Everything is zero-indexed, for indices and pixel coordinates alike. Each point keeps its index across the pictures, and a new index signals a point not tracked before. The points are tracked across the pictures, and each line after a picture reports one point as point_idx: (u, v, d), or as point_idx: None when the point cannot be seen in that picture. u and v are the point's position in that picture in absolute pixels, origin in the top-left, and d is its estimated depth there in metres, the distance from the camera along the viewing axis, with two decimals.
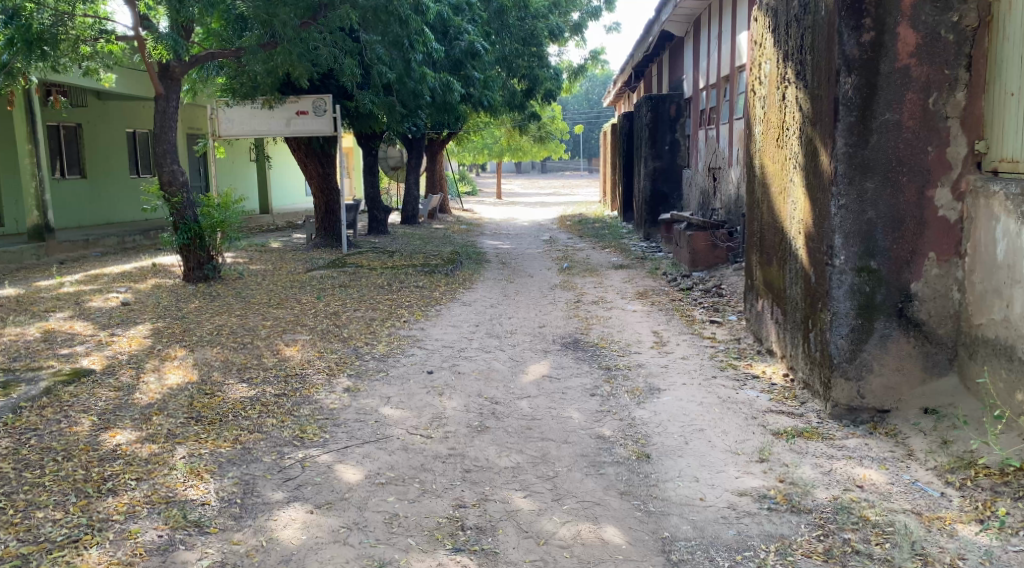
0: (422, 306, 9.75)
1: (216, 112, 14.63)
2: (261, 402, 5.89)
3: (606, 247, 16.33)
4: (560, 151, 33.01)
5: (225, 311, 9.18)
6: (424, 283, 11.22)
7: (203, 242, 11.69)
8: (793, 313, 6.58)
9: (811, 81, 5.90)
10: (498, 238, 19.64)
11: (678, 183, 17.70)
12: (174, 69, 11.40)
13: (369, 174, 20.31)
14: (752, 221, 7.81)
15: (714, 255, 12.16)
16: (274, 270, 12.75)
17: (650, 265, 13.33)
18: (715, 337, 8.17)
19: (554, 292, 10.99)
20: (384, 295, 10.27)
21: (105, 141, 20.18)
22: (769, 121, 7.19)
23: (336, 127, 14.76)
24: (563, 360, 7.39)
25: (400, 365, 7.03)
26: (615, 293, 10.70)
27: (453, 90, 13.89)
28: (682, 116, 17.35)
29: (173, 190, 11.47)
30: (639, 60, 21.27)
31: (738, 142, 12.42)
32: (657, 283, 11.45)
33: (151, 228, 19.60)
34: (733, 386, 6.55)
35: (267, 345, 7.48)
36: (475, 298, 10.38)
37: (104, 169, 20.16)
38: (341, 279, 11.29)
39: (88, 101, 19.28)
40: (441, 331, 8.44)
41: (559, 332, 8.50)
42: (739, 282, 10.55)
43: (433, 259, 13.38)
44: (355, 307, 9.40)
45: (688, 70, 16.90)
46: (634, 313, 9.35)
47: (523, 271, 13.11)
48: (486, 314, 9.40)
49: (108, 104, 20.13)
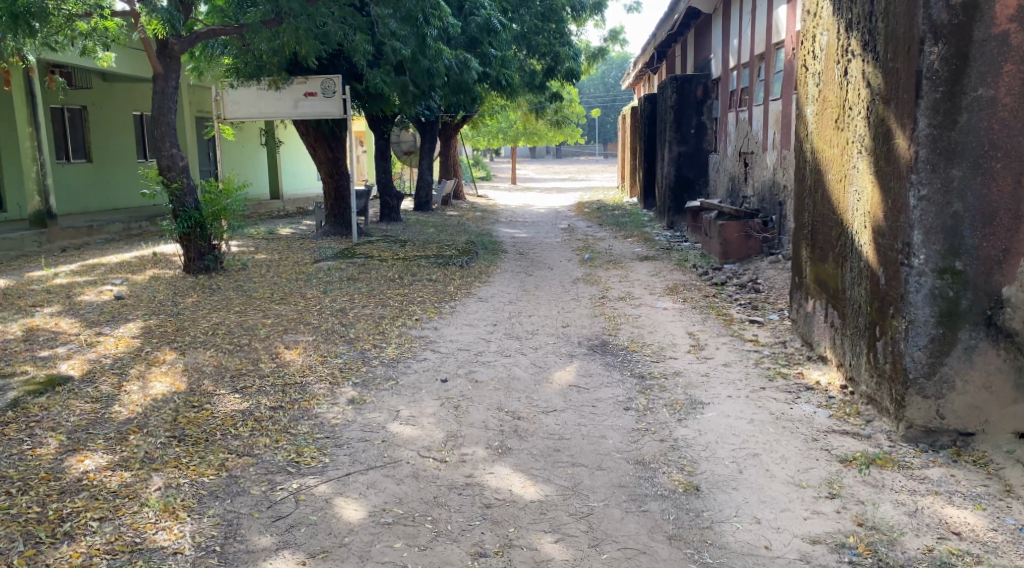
0: (436, 302, 9.04)
1: (222, 92, 14.12)
2: (254, 417, 5.19)
3: (629, 237, 15.56)
4: (576, 135, 32.20)
5: (224, 307, 8.47)
6: (438, 276, 10.51)
7: (205, 231, 11.00)
8: (853, 317, 5.85)
9: (883, 53, 5.20)
10: (515, 226, 18.93)
11: (704, 169, 16.91)
12: (173, 46, 10.73)
13: (381, 159, 19.59)
14: (801, 213, 7.08)
15: (747, 247, 11.40)
16: (280, 260, 12.08)
17: (678, 257, 12.56)
18: (757, 339, 7.43)
19: (577, 286, 10.24)
20: (396, 290, 9.57)
21: (111, 123, 19.50)
22: (824, 100, 6.49)
23: (346, 110, 14.04)
24: (591, 367, 6.65)
25: (411, 372, 6.33)
26: (643, 288, 9.96)
27: (471, 68, 13.19)
28: (709, 98, 16.57)
29: (173, 176, 10.79)
30: (662, 41, 20.51)
31: (774, 124, 11.67)
32: (687, 276, 10.71)
33: (157, 214, 18.96)
34: (785, 400, 5.82)
35: (266, 349, 6.77)
36: (493, 294, 9.67)
37: (110, 154, 19.50)
38: (350, 272, 10.61)
39: (93, 82, 18.62)
40: (456, 332, 7.73)
41: (585, 333, 7.76)
42: (777, 277, 9.80)
43: (446, 249, 12.67)
44: (363, 304, 8.69)
45: (716, 49, 16.12)
46: (666, 312, 8.61)
47: (543, 263, 12.36)
48: (505, 312, 8.67)
49: (113, 85, 19.42)
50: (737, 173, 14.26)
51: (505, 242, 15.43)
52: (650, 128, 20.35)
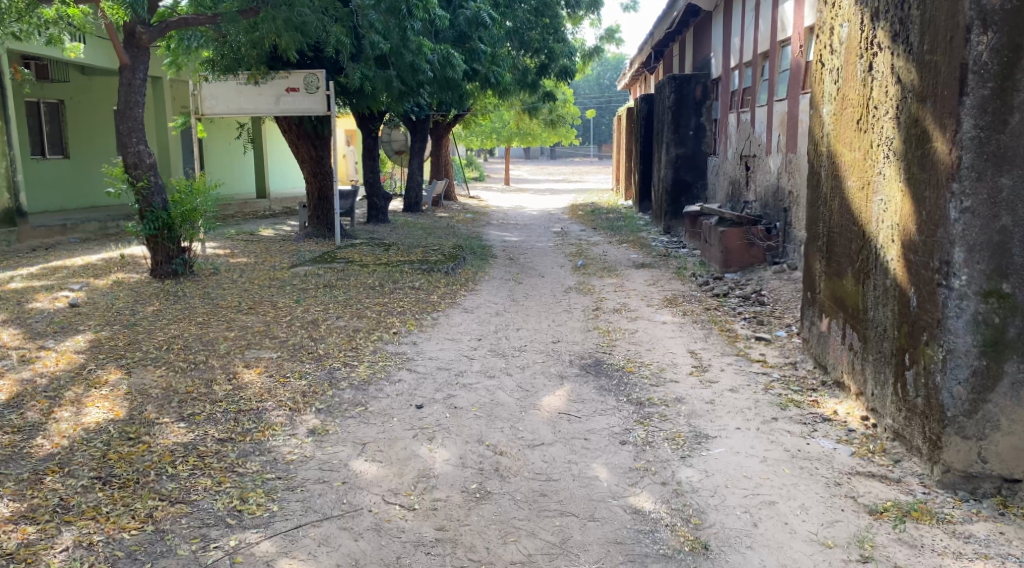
0: (417, 313, 8.41)
1: (199, 88, 13.35)
2: (197, 453, 4.54)
3: (624, 242, 14.92)
4: (571, 135, 31.58)
5: (185, 318, 7.80)
6: (422, 284, 9.85)
7: (173, 234, 10.33)
8: (877, 341, 5.23)
9: (918, 45, 4.59)
10: (506, 229, 18.30)
11: (703, 172, 16.31)
12: (140, 36, 10.09)
13: (369, 158, 18.93)
14: (816, 223, 6.47)
15: (750, 255, 10.79)
16: (255, 265, 11.42)
17: (676, 264, 11.94)
18: (765, 360, 6.80)
19: (569, 296, 9.59)
20: (375, 300, 8.90)
21: (89, 118, 18.78)
22: (844, 98, 5.88)
23: (329, 107, 13.44)
24: (584, 390, 6.01)
25: (383, 396, 5.68)
26: (640, 299, 9.33)
27: (455, 64, 12.45)
28: (709, 99, 15.95)
29: (139, 173, 10.13)
30: (660, 39, 19.96)
31: (778, 126, 11.07)
32: (686, 286, 10.09)
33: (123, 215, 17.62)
34: (801, 433, 5.20)
35: (222, 367, 6.10)
36: (479, 304, 9.03)
37: (89, 149, 18.78)
38: (327, 278, 9.95)
39: (70, 74, 17.88)
40: (436, 348, 7.08)
41: (577, 350, 7.12)
42: (783, 290, 9.18)
43: (432, 254, 12.01)
44: (338, 316, 8.02)
45: (716, 47, 15.50)
46: (665, 327, 7.97)
47: (533, 270, 11.71)
48: (492, 326, 8.01)
49: (92, 78, 18.70)
50: (738, 176, 13.63)
51: (495, 246, 14.79)
52: (647, 128, 19.69)
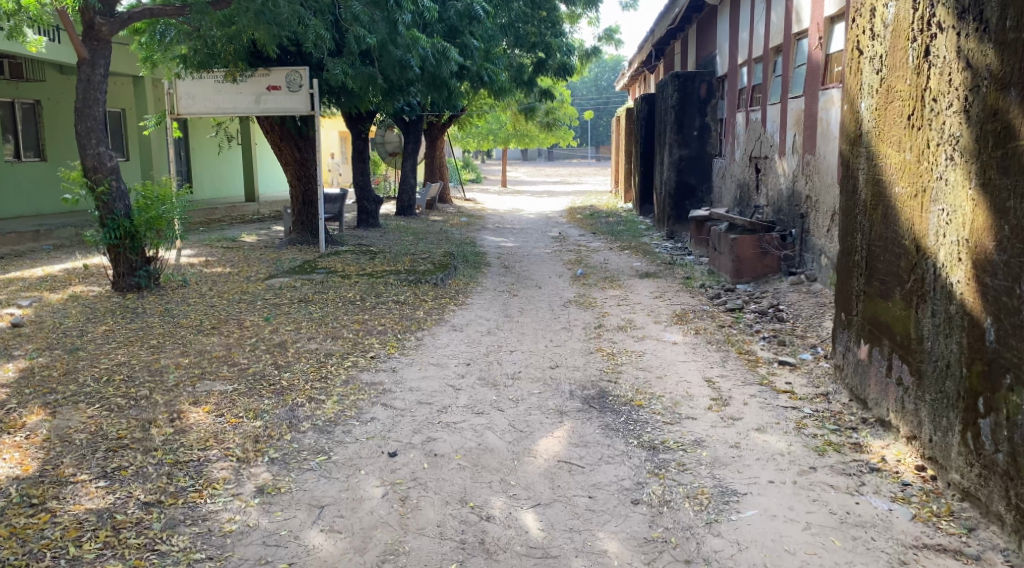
0: (399, 332, 7.56)
1: (175, 85, 12.70)
2: (112, 524, 3.73)
3: (626, 248, 14.08)
4: (568, 137, 30.76)
5: (136, 340, 6.94)
6: (407, 297, 9.00)
7: (136, 243, 9.48)
8: (935, 377, 4.41)
9: (999, 22, 3.86)
10: (502, 234, 17.44)
11: (708, 174, 15.49)
12: (100, 27, 9.24)
13: (358, 160, 18.09)
14: (850, 236, 5.64)
15: (763, 264, 9.98)
16: (229, 275, 10.57)
17: (683, 274, 11.10)
18: (793, 390, 5.95)
19: (568, 311, 8.74)
20: (353, 317, 8.05)
21: (67, 119, 17.86)
22: (887, 90, 5.07)
23: (313, 106, 12.55)
24: (587, 431, 5.16)
25: (351, 440, 4.84)
26: (646, 314, 8.48)
27: (450, 59, 11.61)
28: (713, 97, 15.13)
29: (99, 177, 9.27)
30: (660, 36, 19.16)
31: (793, 124, 10.25)
32: (696, 299, 9.24)
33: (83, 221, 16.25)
34: (846, 488, 4.36)
35: (165, 404, 5.22)
36: (468, 320, 8.19)
37: (68, 151, 17.92)
38: (304, 292, 9.10)
39: (49, 71, 17.05)
40: (418, 377, 6.23)
41: (579, 378, 6.27)
42: (805, 305, 8.35)
43: (421, 263, 11.15)
44: (310, 337, 7.17)
45: (722, 43, 14.69)
46: (676, 349, 7.11)
47: (530, 280, 10.86)
48: (482, 348, 7.16)
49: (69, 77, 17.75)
50: (747, 180, 12.81)
51: (490, 253, 13.96)
52: (647, 129, 18.85)
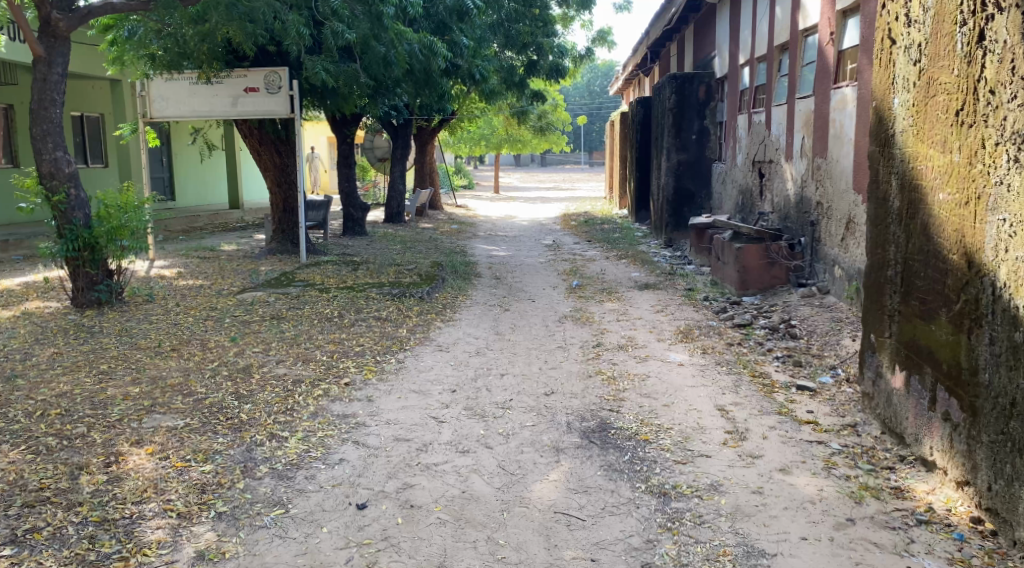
0: (378, 353, 6.90)
1: (147, 87, 12.03)
2: None
3: (622, 257, 13.44)
4: (561, 143, 30.16)
5: (85, 366, 6.26)
6: (389, 313, 8.34)
7: (96, 255, 8.81)
8: (994, 415, 3.79)
9: None
10: (493, 242, 16.78)
11: (707, 180, 14.84)
12: (57, 22, 8.56)
13: (344, 166, 17.44)
14: (881, 249, 4.99)
15: (770, 276, 9.39)
16: (201, 289, 9.89)
17: (684, 285, 10.47)
18: (817, 421, 5.30)
19: (563, 327, 8.09)
20: (329, 336, 7.39)
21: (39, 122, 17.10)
22: (927, 82, 4.43)
23: (294, 109, 11.94)
24: (587, 472, 4.51)
25: (313, 489, 4.18)
26: (648, 331, 7.84)
27: (437, 54, 10.94)
28: (712, 100, 14.51)
29: (56, 185, 8.58)
30: (656, 38, 18.56)
31: (801, 126, 9.62)
32: (700, 313, 8.61)
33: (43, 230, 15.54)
34: (893, 547, 3.75)
35: (102, 445, 4.55)
36: (455, 338, 7.53)
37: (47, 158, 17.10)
38: (277, 308, 8.43)
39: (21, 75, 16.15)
40: (396, 408, 5.56)
41: (577, 407, 5.61)
42: (820, 321, 7.73)
43: (406, 274, 10.50)
44: (279, 360, 6.50)
45: (721, 44, 14.06)
46: (682, 371, 6.46)
47: (522, 292, 10.21)
48: (470, 371, 6.50)
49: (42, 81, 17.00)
50: (750, 186, 12.19)
51: (481, 262, 13.33)
52: (642, 134, 18.22)
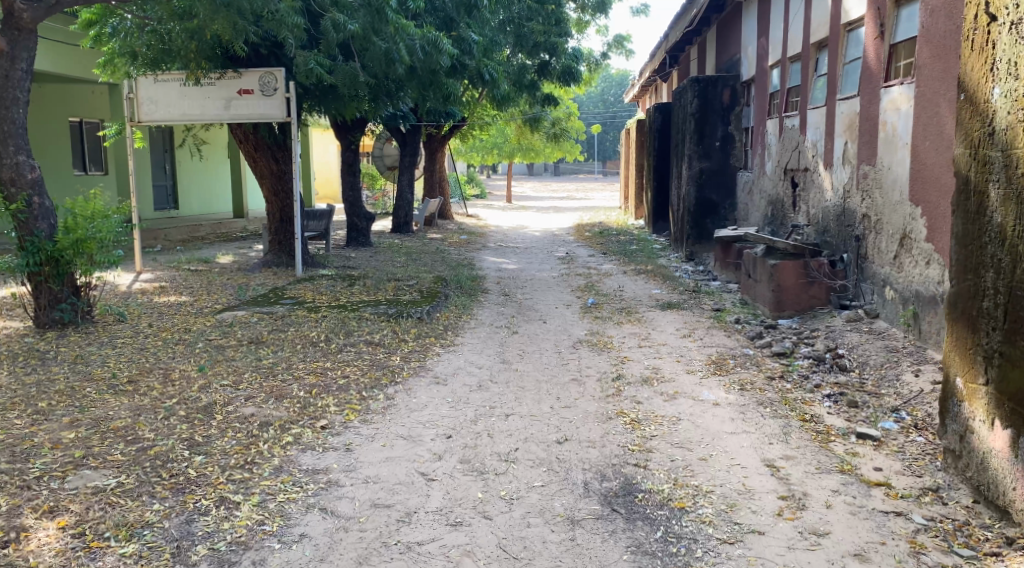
0: (365, 388, 5.97)
1: (135, 88, 11.16)
2: None
3: (642, 272, 12.49)
4: (575, 151, 29.31)
5: (19, 404, 5.33)
6: (383, 337, 7.41)
7: (60, 269, 7.90)
8: None
9: None
10: (504, 254, 15.89)
11: (732, 190, 13.83)
12: (20, 14, 7.58)
13: (348, 174, 16.59)
14: (970, 277, 4.11)
15: (809, 295, 8.47)
16: (180, 307, 8.98)
17: (712, 305, 9.52)
18: (890, 482, 4.35)
19: (578, 354, 7.16)
20: (311, 365, 6.48)
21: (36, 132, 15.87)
22: None
23: (291, 112, 11.04)
24: (612, 558, 3.68)
25: None
26: (676, 360, 6.89)
27: (443, 51, 9.88)
28: (737, 104, 13.56)
29: (17, 191, 7.64)
30: (676, 41, 17.67)
31: (842, 130, 8.65)
32: (734, 339, 7.66)
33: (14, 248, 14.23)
34: None
35: (3, 516, 3.71)
36: (455, 367, 6.62)
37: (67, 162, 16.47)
38: (258, 330, 7.52)
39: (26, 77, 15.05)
40: (378, 460, 4.64)
41: (595, 460, 4.69)
42: (874, 351, 6.78)
43: (406, 291, 9.61)
44: (248, 397, 5.57)
45: (747, 44, 13.11)
46: (718, 414, 5.52)
47: (533, 312, 9.28)
48: (469, 411, 5.57)
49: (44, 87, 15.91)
50: (781, 197, 11.21)
51: (489, 276, 12.43)
52: (661, 142, 17.26)
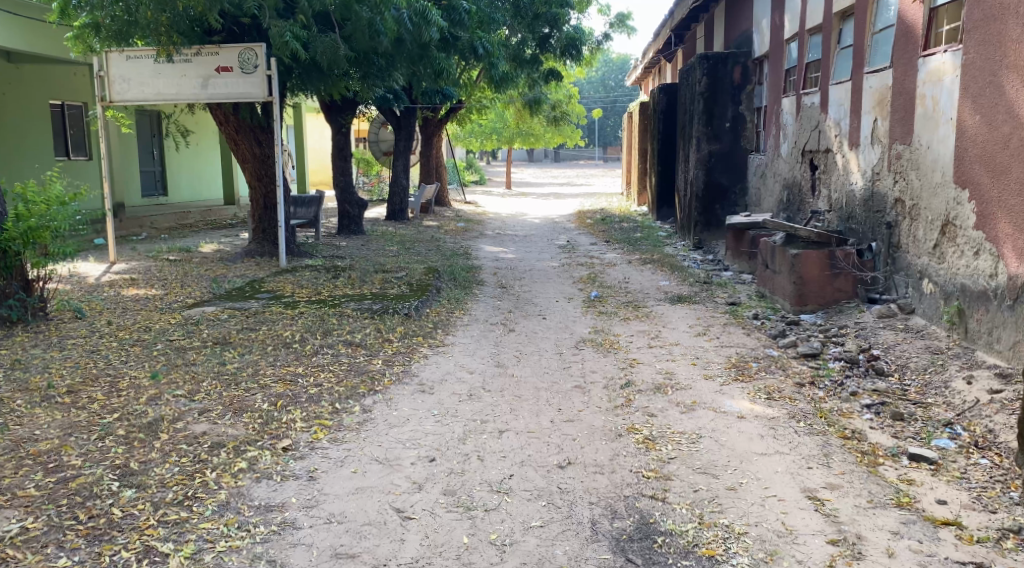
0: (339, 398, 5.21)
1: (105, 65, 10.30)
2: None
3: (649, 261, 11.72)
4: (576, 136, 28.47)
5: None
6: (365, 337, 6.66)
7: (8, 262, 7.02)
8: None
9: None
10: (502, 242, 15.12)
11: (743, 173, 13.04)
12: None
13: (339, 159, 15.80)
14: None
15: (834, 288, 7.71)
16: (146, 301, 8.19)
17: (728, 297, 8.74)
18: (959, 521, 3.67)
19: (582, 356, 6.40)
20: (280, 371, 5.72)
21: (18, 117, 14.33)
22: None
23: (272, 91, 10.18)
24: None
25: None
26: (692, 363, 6.14)
27: (433, 22, 8.97)
28: (749, 82, 12.76)
29: None
30: (682, 19, 16.84)
31: (871, 105, 7.88)
32: (755, 337, 6.91)
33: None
34: None
35: None
36: (444, 373, 5.86)
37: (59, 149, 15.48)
38: (226, 329, 6.76)
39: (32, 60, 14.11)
40: (345, 492, 3.90)
41: (602, 490, 3.95)
42: (916, 353, 6.03)
43: (394, 283, 8.85)
44: (203, 412, 4.82)
45: (760, 18, 12.31)
46: (744, 429, 4.78)
47: (532, 306, 8.51)
48: (457, 427, 4.82)
49: (22, 68, 14.45)
50: (798, 180, 10.45)
51: (486, 267, 11.68)
52: (665, 124, 16.44)
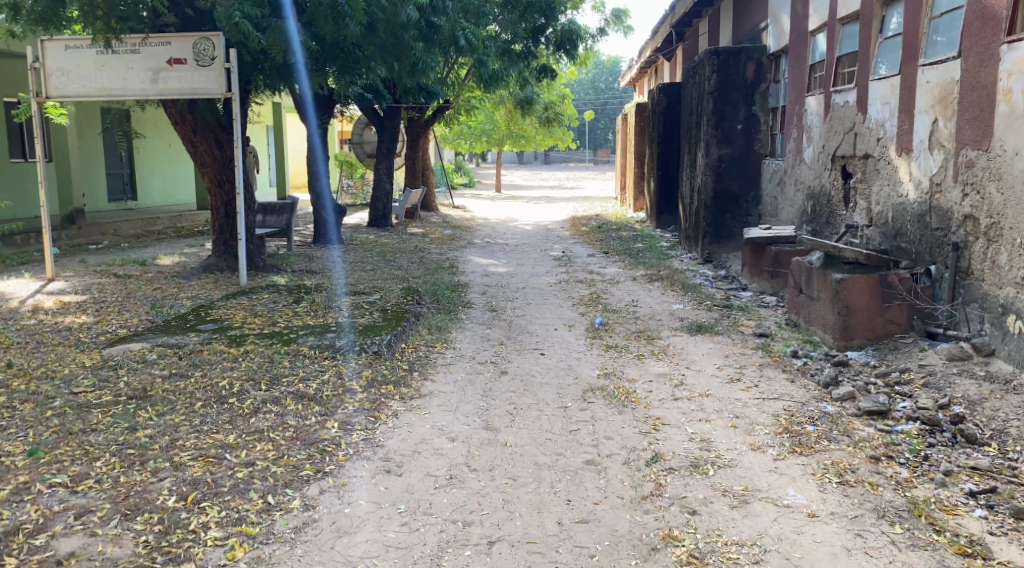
0: (275, 487, 3.90)
1: (41, 56, 8.61)
2: None
3: (657, 278, 10.42)
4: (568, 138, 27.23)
5: None
6: (321, 387, 5.34)
7: None
8: None
9: None
10: (492, 253, 13.80)
11: (756, 180, 11.77)
12: None
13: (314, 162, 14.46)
14: None
15: (885, 320, 6.44)
16: (63, 335, 6.82)
17: (759, 326, 7.43)
18: None
19: (593, 413, 5.11)
20: (204, 441, 4.40)
21: None
22: None
23: (232, 86, 8.53)
24: None
25: None
26: (732, 425, 4.85)
27: None
28: (763, 81, 11.52)
29: None
30: (685, 14, 15.63)
31: (931, 102, 6.63)
32: (803, 385, 5.64)
33: None
34: None
35: None
36: (417, 441, 4.56)
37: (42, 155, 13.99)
38: (150, 376, 5.43)
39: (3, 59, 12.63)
40: None
41: None
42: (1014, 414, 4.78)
43: (366, 310, 7.54)
44: (78, 514, 3.62)
45: (776, 9, 11.08)
46: (819, 536, 3.56)
47: (528, 338, 7.21)
48: (433, 533, 3.57)
49: None
50: (827, 189, 9.20)
51: (474, 284, 10.39)
52: (667, 125, 15.17)
